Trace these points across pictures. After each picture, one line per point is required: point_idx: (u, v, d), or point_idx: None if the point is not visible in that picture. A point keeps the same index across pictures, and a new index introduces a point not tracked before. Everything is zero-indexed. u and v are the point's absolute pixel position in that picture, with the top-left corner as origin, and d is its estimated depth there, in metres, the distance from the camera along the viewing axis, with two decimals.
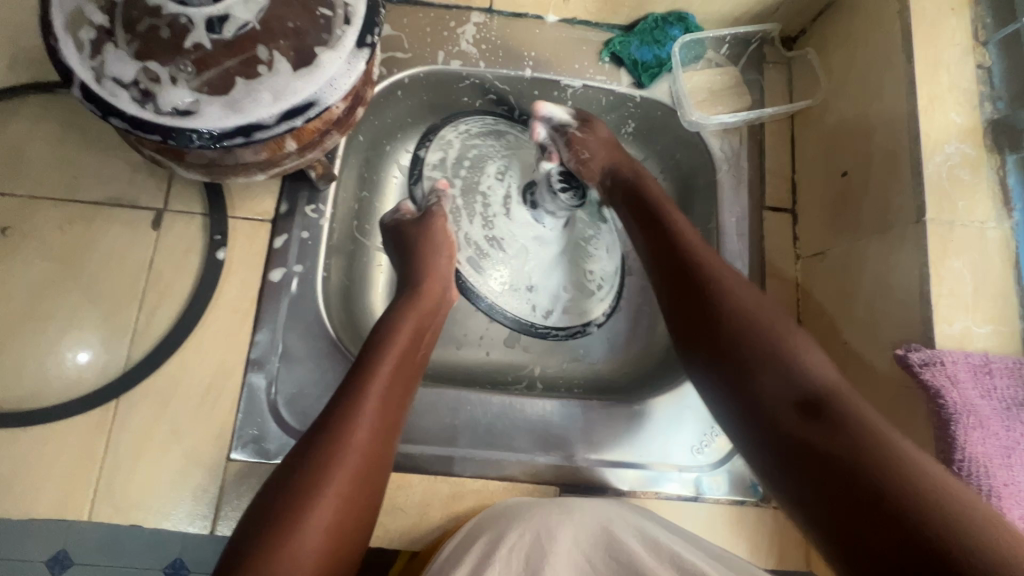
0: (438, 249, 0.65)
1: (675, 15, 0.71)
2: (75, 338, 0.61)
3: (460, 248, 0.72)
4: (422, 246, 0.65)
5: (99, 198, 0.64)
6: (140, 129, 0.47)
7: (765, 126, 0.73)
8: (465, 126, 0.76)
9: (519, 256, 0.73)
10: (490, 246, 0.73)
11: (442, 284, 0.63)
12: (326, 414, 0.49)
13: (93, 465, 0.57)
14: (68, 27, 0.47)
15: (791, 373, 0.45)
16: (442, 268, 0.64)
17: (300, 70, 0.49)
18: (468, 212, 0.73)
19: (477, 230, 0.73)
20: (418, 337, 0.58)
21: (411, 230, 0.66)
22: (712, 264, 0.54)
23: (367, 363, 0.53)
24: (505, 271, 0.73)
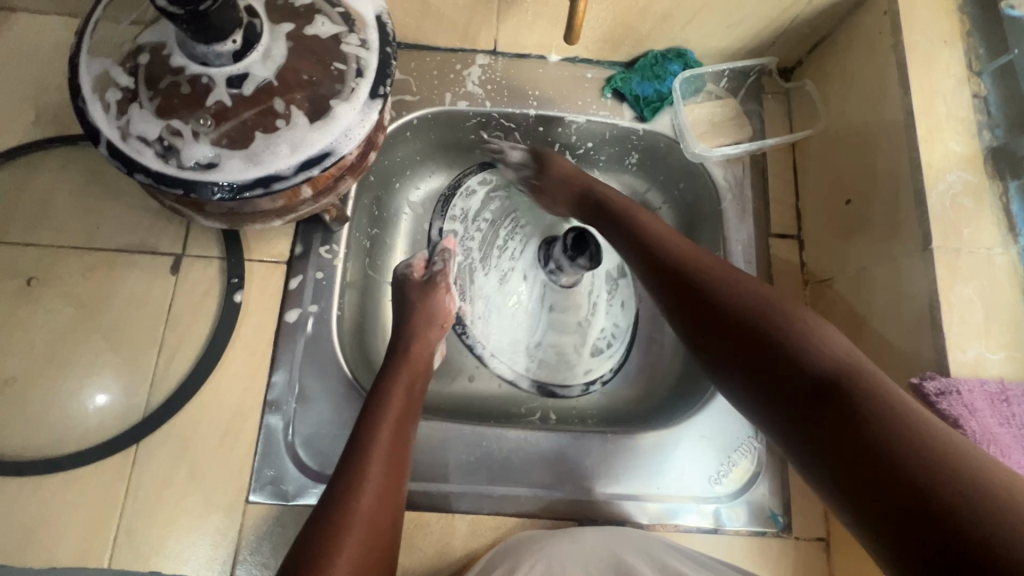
0: (430, 318, 0.66)
1: (675, 51, 0.73)
2: (96, 384, 0.62)
3: (471, 300, 0.76)
4: (418, 309, 0.67)
5: (120, 245, 0.66)
6: (163, 183, 0.49)
7: (766, 155, 0.74)
8: (490, 176, 0.81)
9: (521, 319, 0.77)
10: (499, 302, 0.77)
11: (430, 349, 0.65)
12: (334, 481, 0.50)
13: (113, 511, 0.58)
14: (95, 89, 0.50)
15: (733, 301, 0.51)
16: (432, 334, 0.66)
17: (316, 121, 0.51)
18: (484, 265, 0.77)
19: (490, 283, 0.77)
20: (414, 398, 0.59)
21: (415, 294, 0.68)
22: (676, 251, 0.58)
23: (364, 430, 0.54)
24: (504, 324, 0.76)
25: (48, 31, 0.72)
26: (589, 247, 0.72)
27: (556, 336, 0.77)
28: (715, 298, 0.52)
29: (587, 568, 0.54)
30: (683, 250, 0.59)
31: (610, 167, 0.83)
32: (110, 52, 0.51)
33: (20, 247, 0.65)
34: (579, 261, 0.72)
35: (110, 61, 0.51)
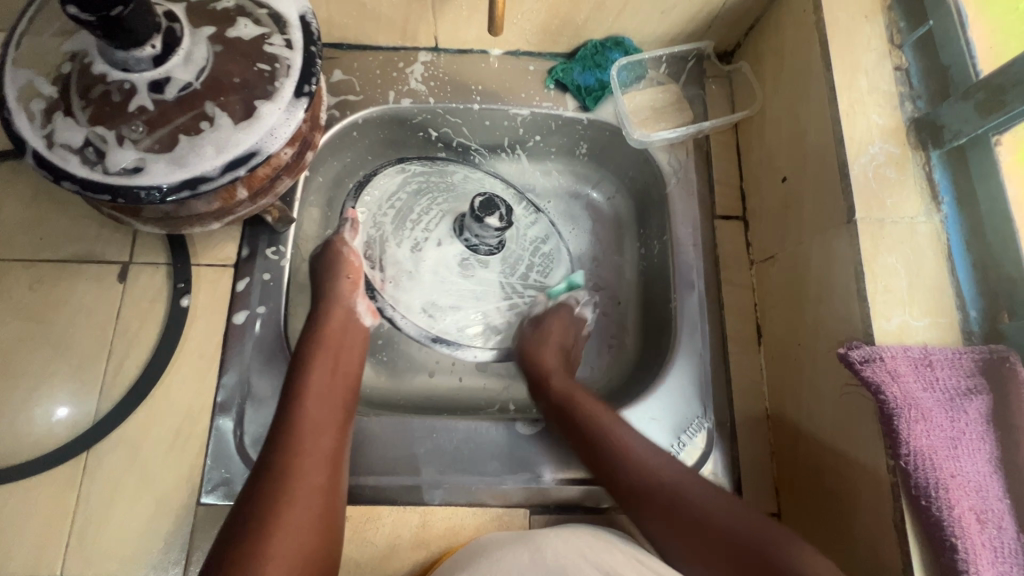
0: (338, 274, 0.65)
1: (613, 39, 0.74)
2: (45, 394, 0.62)
3: (386, 269, 0.74)
4: (325, 271, 0.66)
5: (68, 255, 0.66)
6: (89, 190, 0.49)
7: (709, 138, 0.75)
8: (409, 166, 0.79)
9: (443, 286, 0.76)
10: (412, 271, 0.75)
11: (347, 307, 0.64)
12: (269, 455, 0.52)
13: (66, 517, 0.58)
14: (19, 100, 0.50)
15: (675, 496, 0.54)
16: (344, 291, 0.65)
17: (241, 122, 0.52)
18: (397, 238, 0.76)
19: (407, 252, 0.76)
20: (338, 360, 0.60)
21: (317, 263, 0.67)
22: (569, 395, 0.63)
23: (293, 389, 0.56)
24: (419, 292, 0.75)
25: None
26: (498, 208, 0.72)
27: (473, 301, 0.77)
28: (591, 428, 0.59)
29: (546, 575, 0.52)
30: (588, 407, 0.61)
31: (562, 158, 0.84)
32: (35, 63, 0.52)
33: None
34: (488, 219, 0.71)
35: (35, 73, 0.51)
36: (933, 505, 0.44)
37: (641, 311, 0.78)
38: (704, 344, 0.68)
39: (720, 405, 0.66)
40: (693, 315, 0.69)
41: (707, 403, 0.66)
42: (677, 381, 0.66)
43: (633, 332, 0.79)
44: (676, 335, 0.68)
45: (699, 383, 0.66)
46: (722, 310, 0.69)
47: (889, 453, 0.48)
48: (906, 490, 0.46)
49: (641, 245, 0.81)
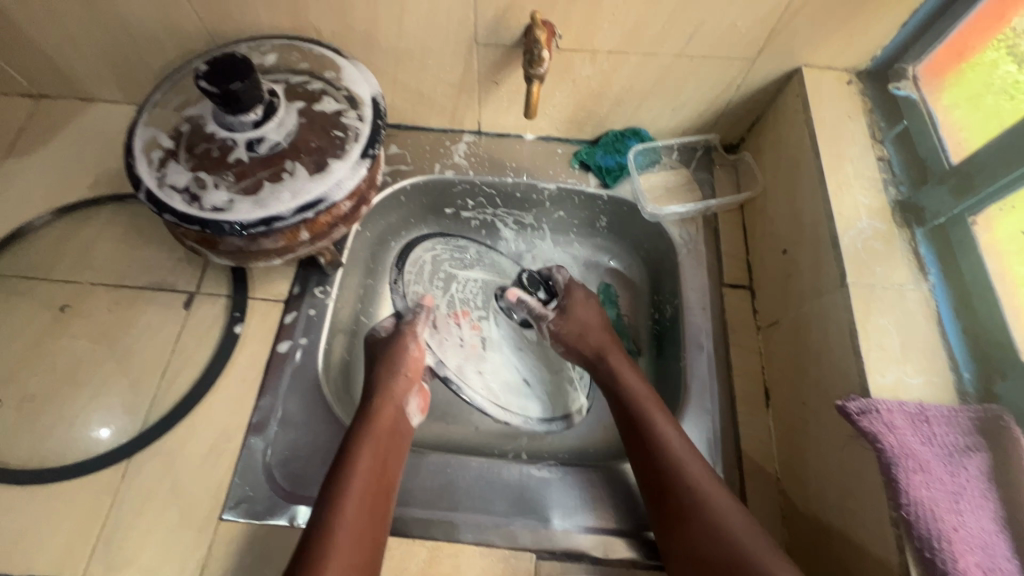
0: (395, 368, 0.70)
1: (631, 130, 0.86)
2: (101, 403, 0.68)
3: (457, 348, 0.82)
4: (384, 362, 0.71)
5: (145, 283, 0.76)
6: (185, 222, 0.59)
7: (717, 216, 0.83)
8: (436, 247, 0.89)
9: (504, 362, 0.84)
10: (477, 349, 0.83)
11: (394, 405, 0.67)
12: (299, 549, 0.54)
13: (97, 521, 0.62)
14: (144, 151, 0.62)
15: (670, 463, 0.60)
16: (398, 390, 0.68)
17: (314, 174, 0.62)
18: (454, 315, 0.85)
19: (466, 329, 0.85)
20: (384, 459, 0.61)
21: (381, 349, 0.72)
22: (632, 390, 0.68)
23: (335, 486, 0.58)
24: (486, 368, 0.82)
25: (118, 117, 0.89)
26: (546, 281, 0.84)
27: (526, 371, 0.84)
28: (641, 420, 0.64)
29: None
30: (640, 394, 0.67)
31: (584, 230, 0.94)
32: (160, 124, 0.64)
33: (61, 283, 0.75)
34: (540, 311, 0.79)
35: (158, 130, 0.64)
36: (939, 557, 0.45)
37: (654, 372, 0.83)
38: (714, 402, 0.71)
39: (729, 463, 0.67)
40: (702, 373, 0.73)
41: (716, 461, 0.67)
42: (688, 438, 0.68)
43: None
44: (687, 392, 0.72)
45: (708, 439, 0.68)
46: (731, 370, 0.73)
47: (892, 505, 0.49)
48: (911, 542, 0.47)
49: (655, 310, 0.87)
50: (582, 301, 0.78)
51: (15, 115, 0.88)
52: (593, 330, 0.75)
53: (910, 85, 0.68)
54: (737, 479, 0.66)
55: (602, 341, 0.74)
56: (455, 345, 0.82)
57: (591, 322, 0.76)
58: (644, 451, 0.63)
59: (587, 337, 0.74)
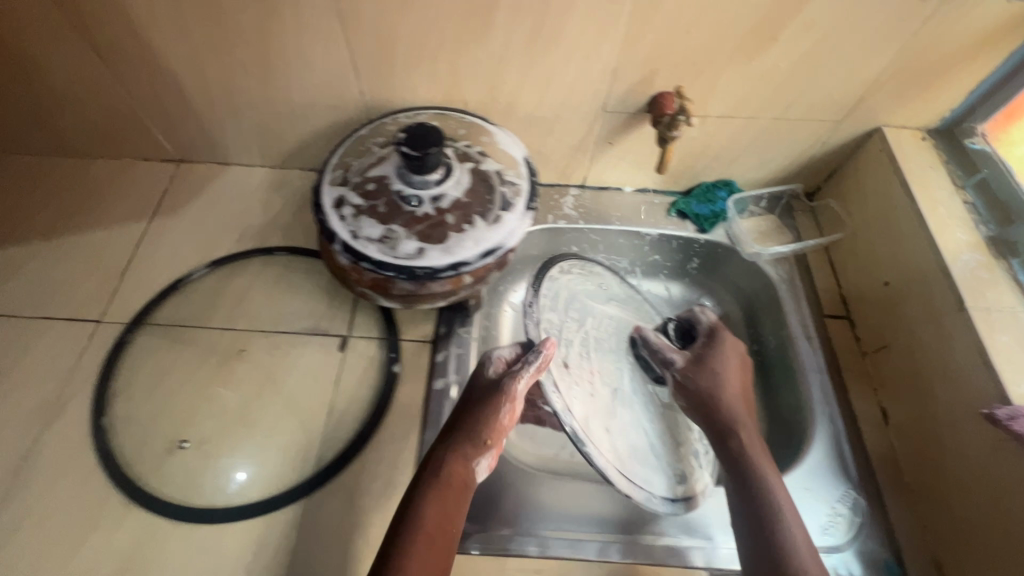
0: (473, 426, 0.67)
1: (722, 182, 0.96)
2: (275, 443, 0.72)
3: (592, 404, 0.76)
4: (474, 415, 0.68)
5: (299, 328, 0.81)
6: (382, 267, 0.66)
7: (807, 255, 0.93)
8: (568, 275, 0.86)
9: (626, 416, 0.78)
10: (604, 403, 0.77)
11: (464, 463, 0.65)
12: None
13: (287, 557, 0.64)
14: (334, 206, 0.70)
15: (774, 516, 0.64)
16: (472, 448, 0.66)
17: (490, 224, 0.70)
18: (583, 364, 0.80)
19: (596, 384, 0.79)
20: (450, 520, 0.61)
21: (473, 399, 0.70)
22: (746, 444, 0.71)
23: (400, 547, 0.57)
24: (614, 426, 0.76)
25: (254, 178, 0.97)
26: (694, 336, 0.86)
27: (664, 431, 0.81)
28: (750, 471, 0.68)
29: None
30: (756, 450, 0.71)
31: (676, 272, 1.03)
32: (342, 182, 0.72)
33: (220, 331, 0.80)
34: (671, 357, 0.80)
35: (344, 187, 0.71)
36: None
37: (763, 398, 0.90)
38: (839, 421, 0.78)
39: (864, 477, 0.74)
40: (821, 395, 0.80)
41: (851, 476, 0.74)
42: (819, 457, 0.75)
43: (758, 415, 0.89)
44: (811, 413, 0.79)
45: (839, 457, 0.75)
46: (847, 393, 0.80)
47: None
48: None
49: (753, 341, 0.96)
50: (710, 347, 0.82)
51: (160, 178, 0.95)
52: (731, 383, 0.77)
53: (982, 141, 0.82)
54: (875, 491, 0.73)
55: (732, 392, 0.76)
56: (588, 401, 0.75)
57: (719, 375, 0.77)
58: (749, 506, 0.66)
59: (723, 395, 0.75)
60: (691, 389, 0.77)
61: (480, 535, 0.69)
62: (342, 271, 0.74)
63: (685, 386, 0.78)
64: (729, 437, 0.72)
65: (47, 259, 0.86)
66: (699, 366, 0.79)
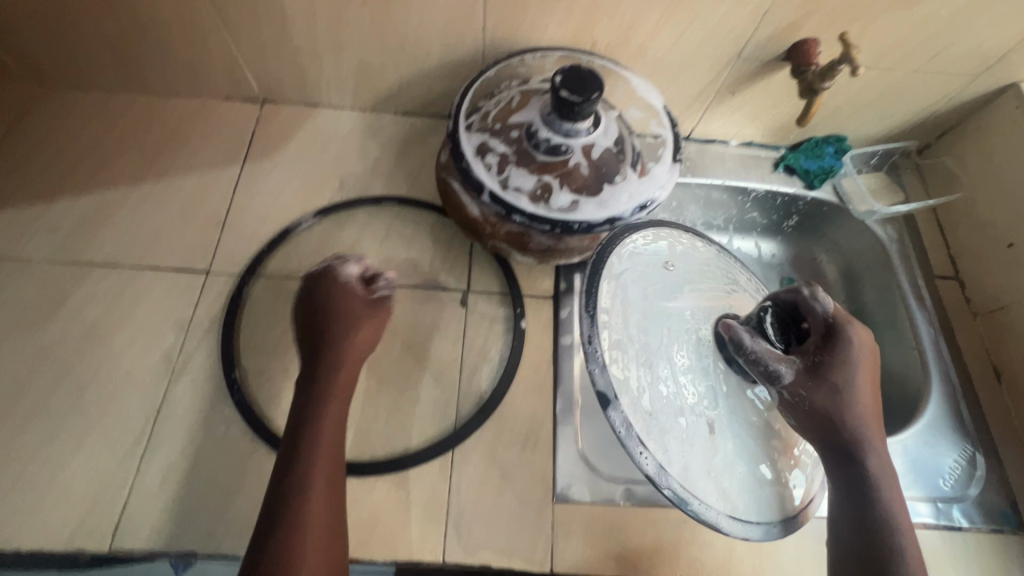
0: (352, 319, 0.65)
1: (833, 137, 0.93)
2: (410, 398, 0.71)
3: (648, 422, 0.69)
4: (342, 312, 0.65)
5: (416, 283, 0.79)
6: (538, 221, 0.63)
7: (915, 215, 0.93)
8: (641, 261, 0.81)
9: (691, 436, 0.70)
10: (669, 419, 0.70)
11: (353, 357, 0.63)
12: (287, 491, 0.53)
13: (442, 509, 0.65)
14: (479, 154, 0.66)
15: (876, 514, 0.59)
16: (348, 346, 0.64)
17: (642, 177, 0.67)
18: (642, 375, 0.72)
19: (660, 398, 0.71)
20: (341, 411, 0.60)
21: (313, 298, 0.66)
22: (867, 441, 0.63)
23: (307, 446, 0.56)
24: (701, 451, 0.69)
25: (345, 122, 0.91)
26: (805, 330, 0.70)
27: (760, 445, 0.73)
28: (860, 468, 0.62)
29: None
30: (875, 445, 0.63)
31: (772, 229, 1.01)
32: (483, 130, 0.68)
33: None
34: (777, 369, 0.67)
35: (487, 136, 0.68)
36: None
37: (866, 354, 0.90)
38: (956, 380, 0.80)
39: (981, 432, 0.76)
40: (937, 354, 0.82)
41: (969, 431, 0.76)
42: (938, 414, 0.77)
43: None
44: (927, 371, 0.80)
45: (957, 414, 0.77)
46: (961, 352, 0.82)
47: None
48: None
49: (851, 300, 0.95)
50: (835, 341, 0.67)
51: (244, 120, 0.89)
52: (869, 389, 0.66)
53: None
54: (992, 447, 0.76)
55: (866, 394, 0.65)
56: (643, 417, 0.69)
57: (850, 371, 0.65)
58: (856, 504, 0.60)
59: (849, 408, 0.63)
60: (812, 395, 0.65)
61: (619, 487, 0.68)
62: (476, 223, 0.72)
63: (809, 386, 0.65)
64: (856, 457, 0.62)
65: (139, 206, 0.81)
66: (826, 360, 0.66)
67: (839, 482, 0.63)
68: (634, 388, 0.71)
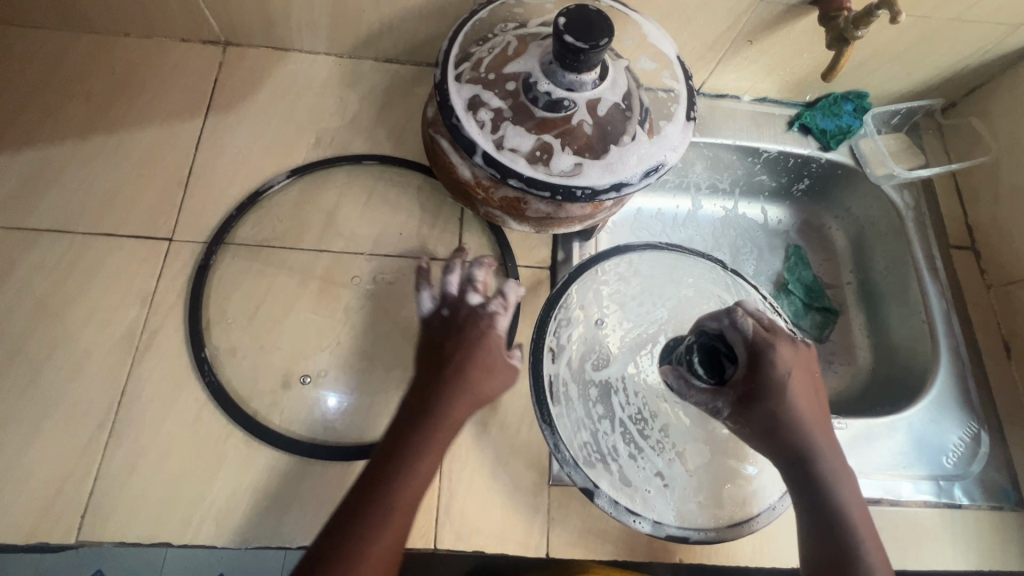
0: (482, 357, 0.55)
1: (854, 93, 0.86)
2: (397, 378, 0.67)
3: (616, 474, 0.63)
4: (474, 342, 0.56)
5: (403, 252, 0.73)
6: (535, 187, 0.57)
7: (933, 181, 0.87)
8: (576, 285, 0.71)
9: (667, 469, 0.64)
10: (643, 462, 0.64)
11: (467, 406, 0.54)
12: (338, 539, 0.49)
13: (433, 493, 0.62)
14: (470, 110, 0.59)
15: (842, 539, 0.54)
16: (463, 393, 0.54)
17: (652, 138, 0.60)
18: (595, 417, 0.66)
19: (621, 448, 0.65)
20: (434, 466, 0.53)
21: (461, 321, 0.57)
22: (818, 454, 0.57)
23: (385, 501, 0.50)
24: (679, 480, 0.64)
25: (321, 69, 0.81)
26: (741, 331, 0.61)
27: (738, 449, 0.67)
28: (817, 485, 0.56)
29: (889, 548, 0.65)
30: (826, 456, 0.57)
31: (780, 194, 0.95)
32: (475, 81, 0.60)
33: (315, 253, 0.71)
34: (714, 405, 0.60)
35: (479, 87, 0.60)
36: None
37: (868, 328, 0.89)
38: (965, 356, 0.77)
39: (986, 410, 0.75)
40: (947, 329, 0.78)
41: (974, 408, 0.75)
42: (944, 391, 0.75)
43: (862, 346, 0.88)
44: (936, 346, 0.78)
45: (963, 390, 0.75)
46: (972, 327, 0.79)
47: None
48: None
49: (858, 270, 0.92)
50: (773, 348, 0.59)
51: (206, 65, 0.79)
52: (810, 391, 0.59)
53: None
54: (997, 424, 0.74)
55: (806, 402, 0.58)
56: (609, 467, 0.63)
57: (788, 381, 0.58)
58: (818, 526, 0.55)
59: (794, 422, 0.57)
60: (754, 422, 0.58)
61: (603, 474, 0.63)
62: (467, 187, 0.65)
63: (749, 411, 0.58)
64: (807, 473, 0.57)
65: (90, 164, 0.72)
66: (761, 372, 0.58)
67: (797, 500, 0.58)
68: (587, 432, 0.64)
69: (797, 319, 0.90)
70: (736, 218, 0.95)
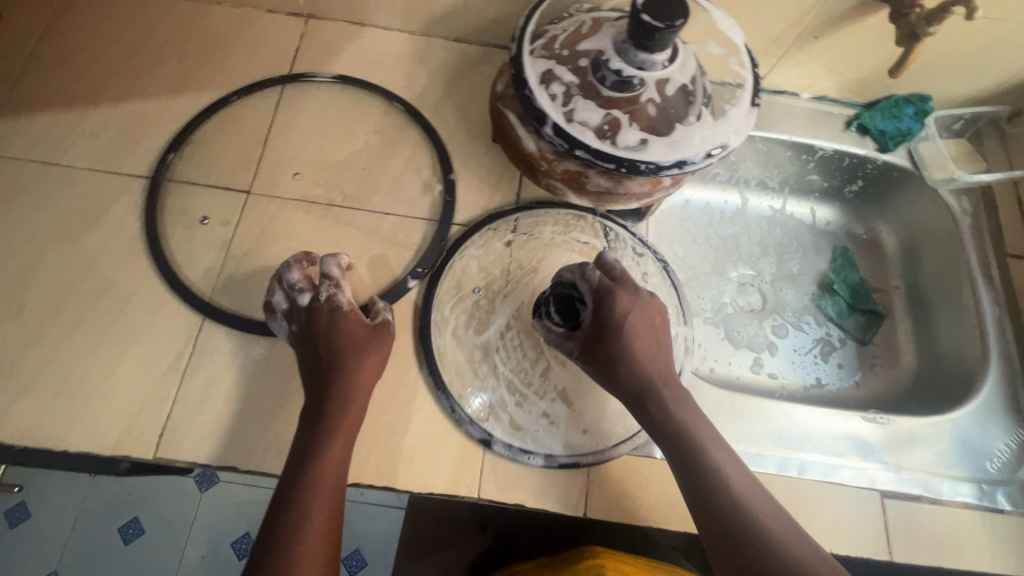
0: (339, 342, 0.62)
1: (916, 96, 0.86)
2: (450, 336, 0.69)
3: (504, 413, 0.66)
4: (328, 330, 0.63)
5: (461, 219, 0.76)
6: (601, 158, 0.59)
7: (992, 188, 0.86)
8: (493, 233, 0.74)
9: (554, 408, 0.67)
10: (535, 402, 0.67)
11: (365, 377, 0.62)
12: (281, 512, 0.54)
13: (478, 447, 0.64)
14: (542, 83, 0.61)
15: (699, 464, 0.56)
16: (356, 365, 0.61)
17: (716, 119, 0.62)
18: (487, 360, 0.68)
19: (501, 389, 0.67)
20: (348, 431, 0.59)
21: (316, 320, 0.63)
22: (666, 384, 0.61)
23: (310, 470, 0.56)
24: (566, 417, 0.67)
25: (393, 44, 0.85)
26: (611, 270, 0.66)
27: None
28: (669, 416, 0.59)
29: (931, 543, 0.65)
30: (673, 388, 0.60)
31: (832, 194, 0.96)
32: (548, 56, 0.63)
33: (381, 215, 0.75)
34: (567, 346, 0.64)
35: (552, 63, 0.63)
36: None
37: (915, 331, 0.88)
38: (1014, 363, 0.77)
39: None
40: (997, 335, 0.78)
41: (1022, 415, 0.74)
42: (991, 395, 0.75)
43: (907, 349, 0.88)
44: (986, 352, 0.77)
45: (1011, 397, 0.75)
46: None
47: None
48: None
49: (907, 274, 0.92)
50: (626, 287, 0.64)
51: (289, 35, 0.84)
52: (655, 325, 0.64)
53: None
54: None
55: (643, 337, 0.62)
56: (496, 407, 0.66)
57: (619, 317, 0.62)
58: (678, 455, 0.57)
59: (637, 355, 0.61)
60: (604, 357, 0.62)
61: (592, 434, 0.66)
62: (531, 159, 0.67)
63: (595, 348, 0.62)
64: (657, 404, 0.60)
65: (179, 119, 0.78)
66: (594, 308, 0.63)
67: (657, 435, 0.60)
68: (471, 372, 0.68)
69: (841, 319, 0.90)
70: (784, 215, 0.96)
